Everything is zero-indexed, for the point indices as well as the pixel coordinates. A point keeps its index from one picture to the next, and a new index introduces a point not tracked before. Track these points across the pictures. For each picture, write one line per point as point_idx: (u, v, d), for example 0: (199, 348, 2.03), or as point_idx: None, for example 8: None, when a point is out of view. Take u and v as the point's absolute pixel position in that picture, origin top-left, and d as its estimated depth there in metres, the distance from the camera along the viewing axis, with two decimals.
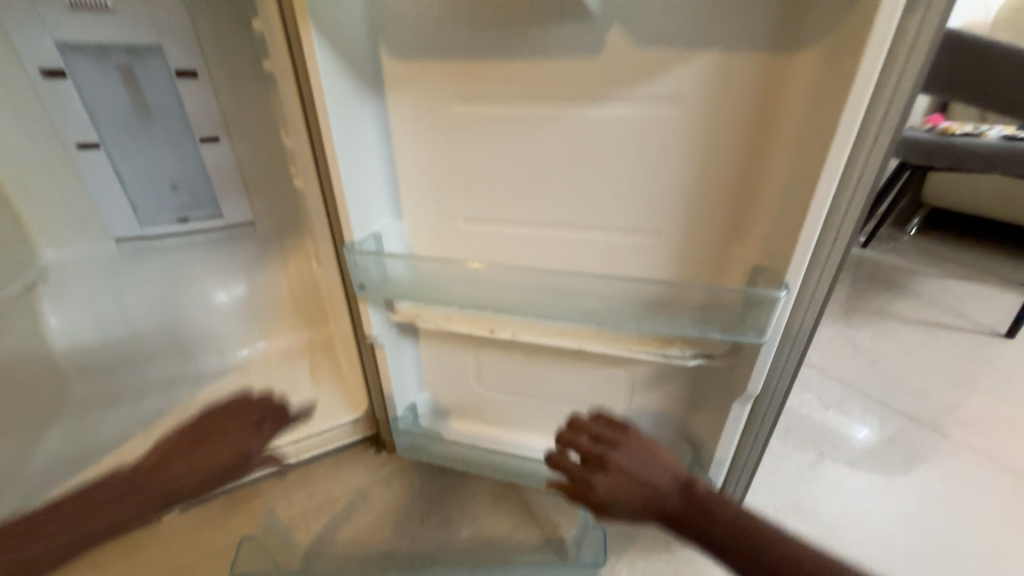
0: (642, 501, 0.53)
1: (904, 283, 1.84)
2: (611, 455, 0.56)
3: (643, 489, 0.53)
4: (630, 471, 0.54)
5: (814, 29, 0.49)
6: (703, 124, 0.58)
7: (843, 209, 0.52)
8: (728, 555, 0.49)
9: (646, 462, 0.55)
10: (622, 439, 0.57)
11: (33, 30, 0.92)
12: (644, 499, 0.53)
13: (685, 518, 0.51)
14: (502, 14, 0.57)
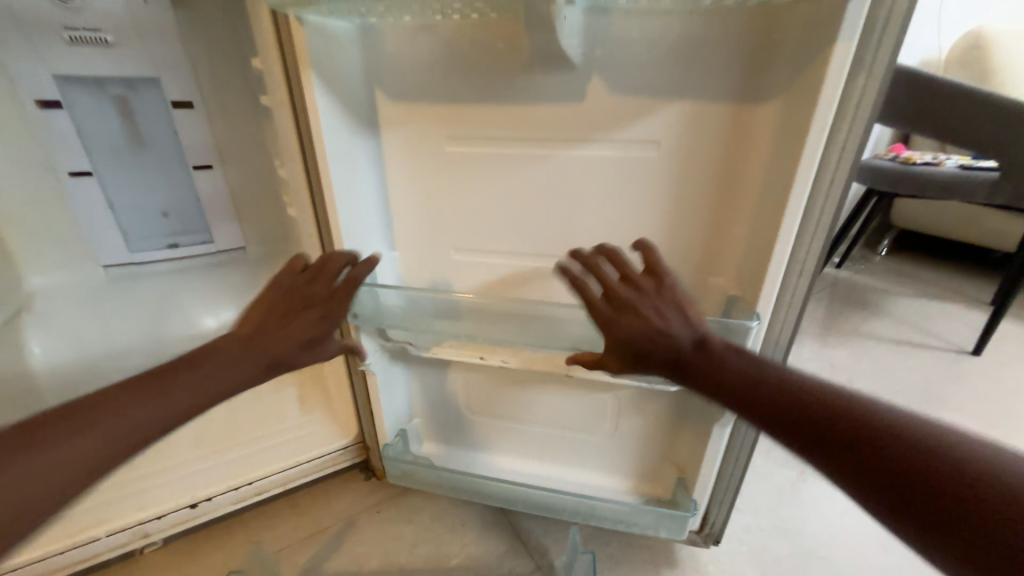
0: (657, 335, 0.53)
1: (877, 303, 1.92)
2: (638, 296, 0.55)
3: (652, 336, 0.54)
4: (654, 312, 0.54)
5: (775, 85, 0.55)
6: (678, 166, 0.62)
7: (806, 245, 0.57)
8: (735, 401, 0.48)
9: (669, 314, 0.54)
10: (658, 284, 0.55)
11: (29, 61, 0.93)
12: (652, 339, 0.53)
13: (696, 365, 0.51)
14: (492, 63, 0.62)
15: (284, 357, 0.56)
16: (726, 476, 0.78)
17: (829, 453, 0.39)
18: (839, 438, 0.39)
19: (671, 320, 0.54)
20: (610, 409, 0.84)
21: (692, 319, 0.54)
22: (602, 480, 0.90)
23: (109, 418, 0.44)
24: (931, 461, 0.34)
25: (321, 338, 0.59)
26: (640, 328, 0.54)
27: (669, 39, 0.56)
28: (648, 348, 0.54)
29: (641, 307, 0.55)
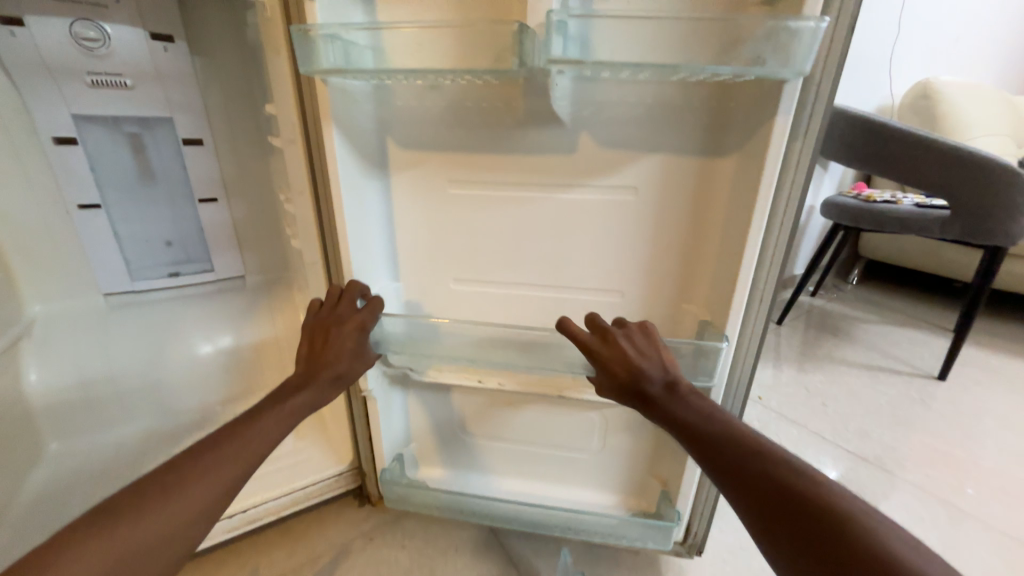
0: (636, 373, 0.62)
1: (846, 330, 2.04)
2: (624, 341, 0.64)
3: (634, 372, 0.62)
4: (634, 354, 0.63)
5: (732, 144, 0.64)
6: (653, 208, 0.71)
7: (765, 277, 0.66)
8: (694, 440, 0.56)
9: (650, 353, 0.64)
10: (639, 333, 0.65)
11: (52, 102, 0.97)
12: (631, 374, 0.62)
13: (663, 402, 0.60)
14: (492, 120, 0.70)
15: (340, 371, 0.69)
16: (706, 491, 0.84)
17: (769, 509, 0.46)
18: (782, 497, 0.46)
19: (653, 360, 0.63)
20: (597, 429, 0.90)
21: (669, 361, 0.64)
22: (591, 496, 0.95)
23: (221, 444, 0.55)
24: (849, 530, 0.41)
25: (360, 349, 0.71)
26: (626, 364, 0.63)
27: (642, 103, 0.65)
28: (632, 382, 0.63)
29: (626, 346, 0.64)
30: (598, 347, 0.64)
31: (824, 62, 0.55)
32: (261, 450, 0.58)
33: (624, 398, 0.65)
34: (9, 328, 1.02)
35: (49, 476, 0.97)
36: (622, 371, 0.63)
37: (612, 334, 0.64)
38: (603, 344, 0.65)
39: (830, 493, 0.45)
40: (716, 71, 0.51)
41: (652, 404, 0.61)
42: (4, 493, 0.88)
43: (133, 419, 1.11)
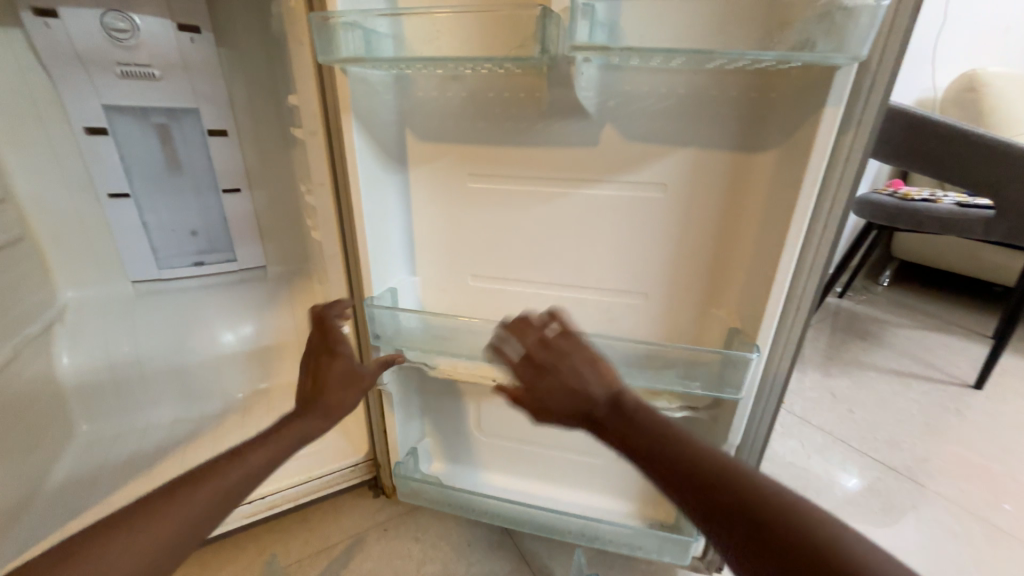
0: (571, 393, 0.54)
1: (878, 334, 1.94)
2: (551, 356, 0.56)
3: (574, 392, 0.53)
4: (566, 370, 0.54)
5: (771, 139, 0.60)
6: (682, 207, 0.67)
7: (804, 282, 0.62)
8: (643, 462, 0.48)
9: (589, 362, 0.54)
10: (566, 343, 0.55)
11: (84, 93, 1.00)
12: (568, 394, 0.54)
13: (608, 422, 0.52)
14: (514, 111, 0.68)
15: (337, 405, 0.62)
16: None
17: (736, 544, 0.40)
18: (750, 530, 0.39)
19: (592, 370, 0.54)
20: None
21: (608, 371, 0.54)
22: (607, 503, 0.93)
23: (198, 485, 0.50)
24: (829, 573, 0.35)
25: (357, 372, 0.64)
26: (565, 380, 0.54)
27: (675, 94, 0.62)
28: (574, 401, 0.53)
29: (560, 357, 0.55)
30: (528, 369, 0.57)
31: (881, 48, 0.50)
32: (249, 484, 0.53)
33: (569, 420, 0.55)
34: (44, 311, 1.06)
35: (80, 456, 1.01)
36: (561, 391, 0.54)
37: (537, 351, 0.56)
38: (530, 365, 0.57)
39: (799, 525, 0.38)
40: (758, 57, 0.47)
41: (600, 427, 0.52)
42: (37, 472, 0.91)
43: (160, 404, 1.15)
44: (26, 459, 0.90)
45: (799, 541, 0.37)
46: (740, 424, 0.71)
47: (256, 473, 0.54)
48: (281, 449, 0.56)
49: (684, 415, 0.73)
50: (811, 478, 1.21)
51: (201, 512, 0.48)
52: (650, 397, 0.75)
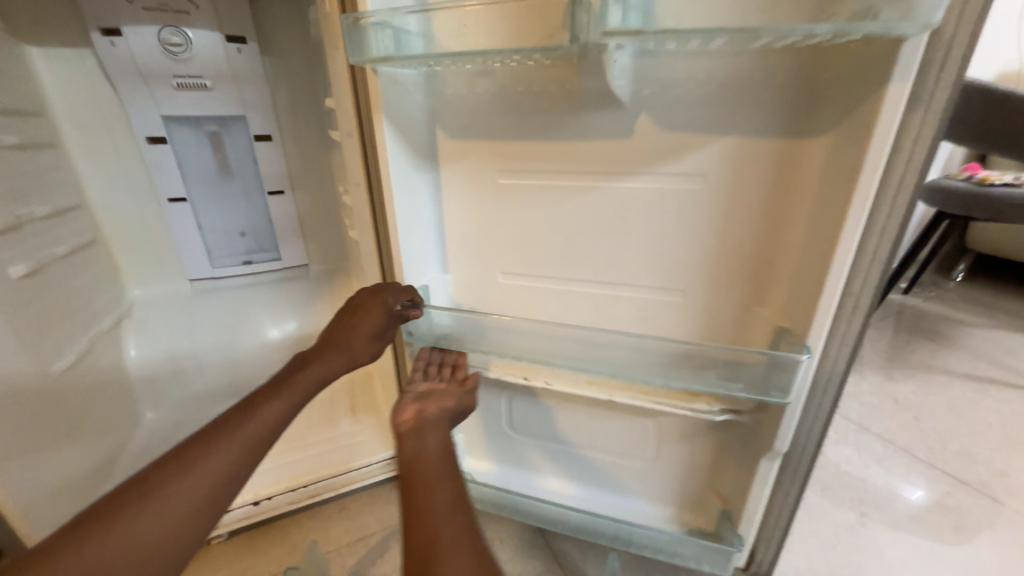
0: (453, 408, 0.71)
1: (949, 334, 1.77)
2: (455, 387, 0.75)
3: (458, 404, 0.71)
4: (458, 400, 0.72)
5: (824, 123, 0.56)
6: (725, 199, 0.63)
7: (862, 278, 0.57)
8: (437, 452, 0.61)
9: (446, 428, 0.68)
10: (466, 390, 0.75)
11: (146, 105, 1.08)
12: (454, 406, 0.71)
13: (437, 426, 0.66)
14: (544, 104, 0.67)
15: (355, 361, 0.71)
16: (776, 513, 0.76)
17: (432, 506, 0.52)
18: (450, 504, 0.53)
19: (441, 434, 0.65)
20: (651, 436, 0.84)
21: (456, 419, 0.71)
22: (646, 506, 0.90)
23: (229, 440, 0.56)
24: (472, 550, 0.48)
25: (380, 333, 0.72)
26: (414, 420, 0.67)
27: (715, 80, 0.58)
28: (400, 443, 0.63)
29: (432, 401, 0.70)
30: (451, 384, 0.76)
31: (957, 15, 0.45)
32: (264, 439, 0.59)
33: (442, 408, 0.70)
34: (115, 307, 1.15)
35: (147, 440, 1.09)
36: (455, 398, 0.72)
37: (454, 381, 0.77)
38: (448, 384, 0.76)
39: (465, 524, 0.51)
40: (811, 31, 0.42)
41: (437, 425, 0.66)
42: (108, 452, 0.99)
43: (213, 393, 1.22)
44: (103, 439, 0.99)
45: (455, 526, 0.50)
46: (789, 430, 0.66)
47: (278, 424, 0.61)
48: (298, 401, 0.64)
49: (726, 418, 0.69)
50: (869, 490, 1.12)
51: (223, 470, 0.54)
52: (689, 398, 0.72)
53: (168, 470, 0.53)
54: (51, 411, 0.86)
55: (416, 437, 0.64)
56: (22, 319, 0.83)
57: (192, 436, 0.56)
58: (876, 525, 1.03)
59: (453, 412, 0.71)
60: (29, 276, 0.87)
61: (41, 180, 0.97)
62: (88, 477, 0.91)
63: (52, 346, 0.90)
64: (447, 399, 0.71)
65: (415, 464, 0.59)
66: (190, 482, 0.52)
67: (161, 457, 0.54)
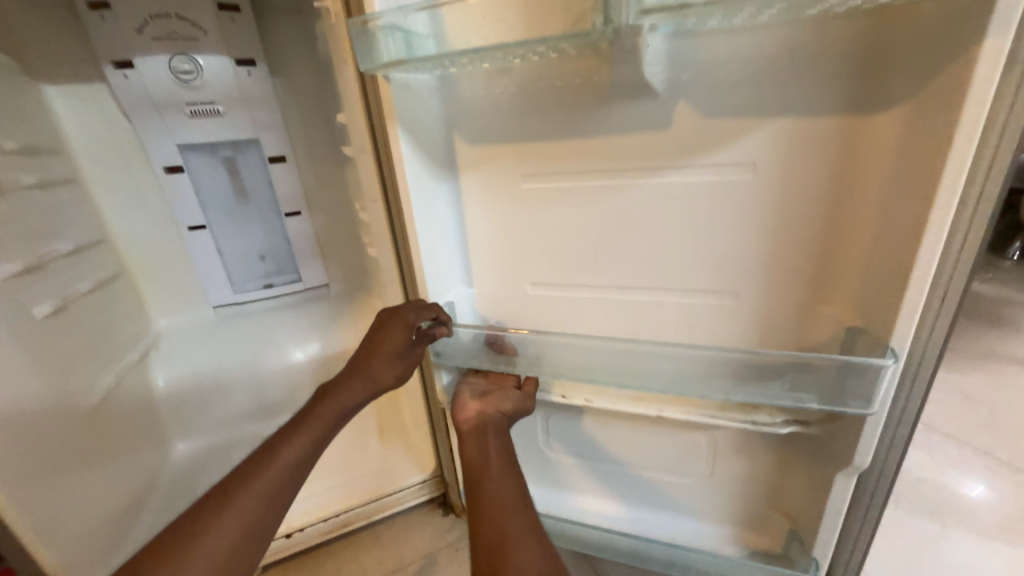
0: (507, 410, 0.77)
1: (1014, 319, 1.63)
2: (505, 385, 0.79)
3: (515, 410, 0.76)
4: (512, 406, 0.76)
5: (897, 94, 0.49)
6: (780, 189, 0.57)
7: (952, 267, 0.49)
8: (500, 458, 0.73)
9: (502, 427, 0.76)
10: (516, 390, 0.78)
11: (161, 135, 1.07)
12: (511, 412, 0.77)
13: (498, 427, 0.76)
14: (569, 100, 0.61)
15: (380, 385, 0.69)
16: (855, 534, 0.68)
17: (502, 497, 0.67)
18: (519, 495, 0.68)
19: (500, 436, 0.75)
20: (704, 451, 0.77)
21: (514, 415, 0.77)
22: (699, 526, 0.83)
23: (246, 491, 0.55)
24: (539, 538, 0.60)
25: (403, 353, 0.69)
26: (476, 418, 0.77)
27: (762, 56, 0.52)
28: (463, 440, 0.76)
29: (491, 401, 0.78)
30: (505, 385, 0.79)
31: None
32: (286, 486, 0.58)
33: (500, 412, 0.77)
34: (141, 338, 1.15)
35: (177, 472, 1.08)
36: (508, 404, 0.77)
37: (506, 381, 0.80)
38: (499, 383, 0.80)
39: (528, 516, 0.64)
40: None
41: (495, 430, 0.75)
42: (139, 487, 0.98)
43: (240, 420, 1.21)
44: (134, 475, 0.98)
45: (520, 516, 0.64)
46: (870, 444, 0.57)
47: (299, 466, 0.60)
48: (318, 438, 0.63)
49: (793, 431, 0.62)
50: (947, 499, 1.01)
51: (241, 526, 0.53)
52: (749, 410, 0.66)
53: (187, 531, 0.52)
54: (84, 448, 0.85)
55: (478, 436, 0.75)
56: (50, 360, 0.82)
57: (210, 492, 0.56)
58: (961, 537, 0.92)
59: (512, 415, 0.77)
60: (54, 315, 0.87)
61: (62, 217, 0.97)
62: (122, 514, 0.89)
63: (80, 383, 0.89)
64: (505, 403, 0.77)
65: (481, 463, 0.73)
66: (208, 542, 0.51)
67: (182, 516, 0.54)
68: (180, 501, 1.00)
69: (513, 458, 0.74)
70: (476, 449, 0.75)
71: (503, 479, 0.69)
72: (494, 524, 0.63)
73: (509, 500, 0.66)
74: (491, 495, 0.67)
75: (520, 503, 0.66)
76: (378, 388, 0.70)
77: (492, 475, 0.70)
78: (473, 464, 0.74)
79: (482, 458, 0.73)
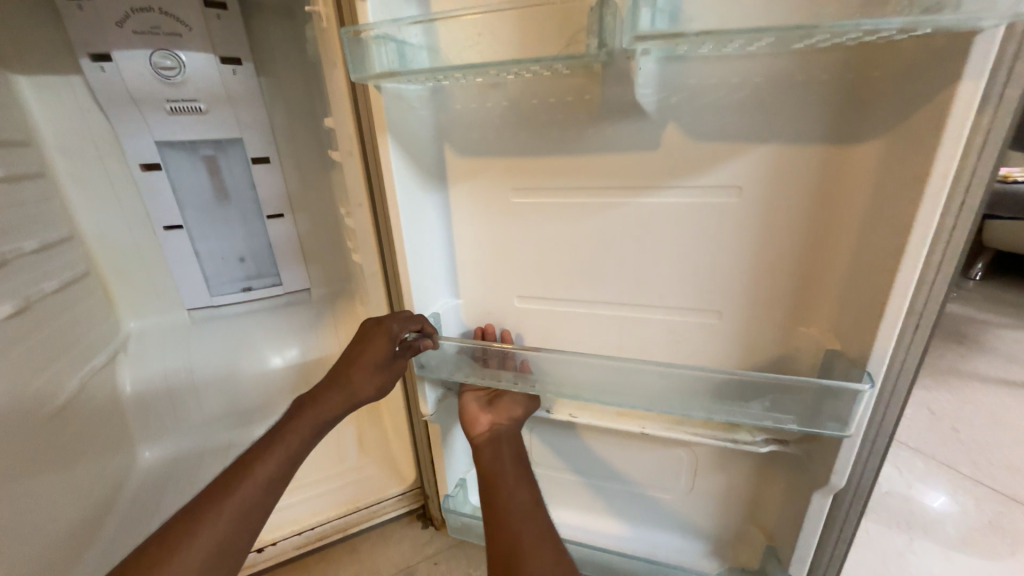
0: (517, 418, 0.78)
1: (975, 338, 1.71)
2: (510, 398, 0.79)
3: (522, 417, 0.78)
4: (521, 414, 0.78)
5: (875, 126, 0.51)
6: (763, 213, 0.58)
7: (926, 294, 0.51)
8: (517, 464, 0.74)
9: (516, 434, 0.78)
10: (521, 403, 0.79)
11: (139, 131, 1.04)
12: (519, 418, 0.78)
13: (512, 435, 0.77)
14: (560, 116, 0.62)
15: (359, 396, 0.68)
16: (829, 552, 0.69)
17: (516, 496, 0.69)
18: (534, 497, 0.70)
19: (513, 443, 0.77)
20: (684, 466, 0.78)
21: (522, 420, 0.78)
22: (678, 540, 0.83)
23: (215, 513, 0.53)
24: (554, 543, 0.61)
25: (385, 363, 0.68)
26: (489, 430, 0.77)
27: (750, 83, 0.53)
28: (478, 452, 0.75)
29: (503, 412, 0.78)
30: (510, 398, 0.79)
31: None
32: (261, 504, 0.56)
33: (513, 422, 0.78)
34: (110, 340, 1.10)
35: (143, 480, 1.03)
36: (517, 413, 0.78)
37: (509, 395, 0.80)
38: (503, 397, 0.80)
39: (542, 519, 0.66)
40: (878, 25, 0.37)
41: (509, 439, 0.77)
42: (103, 497, 0.93)
43: (212, 426, 1.16)
44: (98, 483, 0.94)
45: (535, 519, 0.66)
46: (846, 464, 0.59)
47: (273, 483, 0.58)
48: (294, 453, 0.61)
49: (772, 449, 0.64)
50: (913, 511, 1.04)
51: (212, 548, 0.51)
52: (729, 427, 0.67)
53: (153, 556, 0.49)
54: (45, 457, 0.81)
55: (493, 446, 0.76)
56: (11, 363, 0.78)
57: (176, 514, 0.53)
58: (927, 549, 0.95)
59: (522, 420, 0.78)
60: (17, 315, 0.82)
61: (28, 212, 0.92)
62: (83, 526, 0.85)
63: (44, 387, 0.85)
64: (516, 408, 0.78)
65: (494, 471, 0.73)
66: (178, 567, 0.49)
67: (148, 540, 0.51)
68: (147, 510, 0.96)
69: (525, 465, 0.75)
70: (491, 458, 0.74)
71: (518, 486, 0.71)
72: (509, 529, 0.63)
73: (524, 507, 0.67)
74: (504, 501, 0.68)
75: (534, 510, 0.67)
76: (358, 399, 0.68)
77: (506, 483, 0.71)
78: (487, 473, 0.73)
79: (496, 466, 0.73)
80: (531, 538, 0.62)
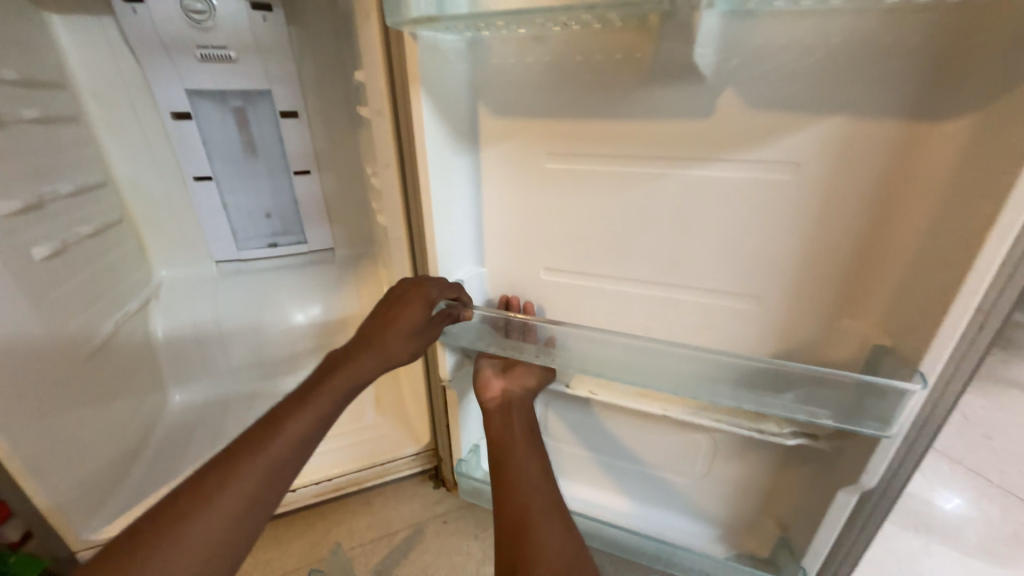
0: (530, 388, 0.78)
1: None
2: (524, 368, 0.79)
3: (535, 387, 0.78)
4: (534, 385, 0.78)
5: (965, 101, 0.45)
6: (822, 193, 0.53)
7: (997, 293, 0.46)
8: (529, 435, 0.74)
9: (527, 403, 0.78)
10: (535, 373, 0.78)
11: (169, 78, 1.02)
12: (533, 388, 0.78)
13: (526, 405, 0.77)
14: (605, 76, 0.57)
15: (395, 356, 0.67)
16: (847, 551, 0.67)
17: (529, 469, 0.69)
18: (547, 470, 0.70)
19: (525, 411, 0.77)
20: (702, 452, 0.76)
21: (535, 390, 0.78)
22: (687, 522, 0.83)
23: (245, 467, 0.54)
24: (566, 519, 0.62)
25: (421, 326, 0.67)
26: (501, 395, 0.78)
27: (824, 45, 0.48)
28: (489, 416, 0.77)
29: (515, 379, 0.79)
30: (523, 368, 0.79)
31: None
32: (291, 459, 0.57)
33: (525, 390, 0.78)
34: (143, 287, 1.13)
35: (175, 422, 1.09)
36: (530, 382, 0.78)
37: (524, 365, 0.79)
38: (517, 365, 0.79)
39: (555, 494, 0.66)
40: None
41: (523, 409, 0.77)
42: (136, 435, 0.98)
43: (240, 376, 1.19)
44: (133, 422, 0.99)
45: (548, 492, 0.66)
46: (880, 464, 0.56)
47: (303, 441, 0.58)
48: (326, 411, 0.61)
49: (800, 443, 0.61)
50: (933, 514, 1.01)
51: (243, 498, 0.53)
52: (757, 417, 0.65)
53: (187, 502, 0.51)
54: (82, 395, 0.85)
55: (503, 413, 0.76)
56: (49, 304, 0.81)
57: (207, 464, 0.54)
58: (943, 554, 0.93)
59: (535, 389, 0.78)
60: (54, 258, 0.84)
61: (64, 156, 0.93)
62: (118, 461, 0.90)
63: (81, 329, 0.88)
64: (529, 377, 0.78)
65: (506, 441, 0.73)
66: (212, 514, 0.51)
67: (182, 484, 0.53)
68: (178, 451, 1.01)
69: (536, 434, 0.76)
70: (501, 425, 0.75)
71: (529, 456, 0.71)
72: (519, 500, 0.64)
73: (536, 479, 0.67)
74: (516, 470, 0.68)
75: (546, 483, 0.67)
76: (392, 360, 0.67)
77: (517, 452, 0.71)
78: (497, 440, 0.74)
79: (508, 435, 0.74)
80: (542, 512, 0.62)
